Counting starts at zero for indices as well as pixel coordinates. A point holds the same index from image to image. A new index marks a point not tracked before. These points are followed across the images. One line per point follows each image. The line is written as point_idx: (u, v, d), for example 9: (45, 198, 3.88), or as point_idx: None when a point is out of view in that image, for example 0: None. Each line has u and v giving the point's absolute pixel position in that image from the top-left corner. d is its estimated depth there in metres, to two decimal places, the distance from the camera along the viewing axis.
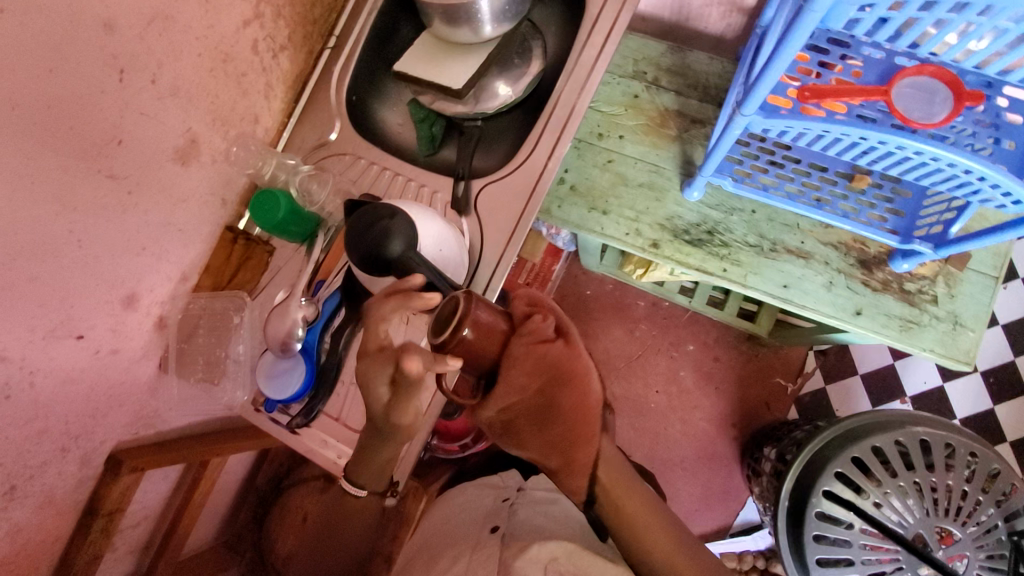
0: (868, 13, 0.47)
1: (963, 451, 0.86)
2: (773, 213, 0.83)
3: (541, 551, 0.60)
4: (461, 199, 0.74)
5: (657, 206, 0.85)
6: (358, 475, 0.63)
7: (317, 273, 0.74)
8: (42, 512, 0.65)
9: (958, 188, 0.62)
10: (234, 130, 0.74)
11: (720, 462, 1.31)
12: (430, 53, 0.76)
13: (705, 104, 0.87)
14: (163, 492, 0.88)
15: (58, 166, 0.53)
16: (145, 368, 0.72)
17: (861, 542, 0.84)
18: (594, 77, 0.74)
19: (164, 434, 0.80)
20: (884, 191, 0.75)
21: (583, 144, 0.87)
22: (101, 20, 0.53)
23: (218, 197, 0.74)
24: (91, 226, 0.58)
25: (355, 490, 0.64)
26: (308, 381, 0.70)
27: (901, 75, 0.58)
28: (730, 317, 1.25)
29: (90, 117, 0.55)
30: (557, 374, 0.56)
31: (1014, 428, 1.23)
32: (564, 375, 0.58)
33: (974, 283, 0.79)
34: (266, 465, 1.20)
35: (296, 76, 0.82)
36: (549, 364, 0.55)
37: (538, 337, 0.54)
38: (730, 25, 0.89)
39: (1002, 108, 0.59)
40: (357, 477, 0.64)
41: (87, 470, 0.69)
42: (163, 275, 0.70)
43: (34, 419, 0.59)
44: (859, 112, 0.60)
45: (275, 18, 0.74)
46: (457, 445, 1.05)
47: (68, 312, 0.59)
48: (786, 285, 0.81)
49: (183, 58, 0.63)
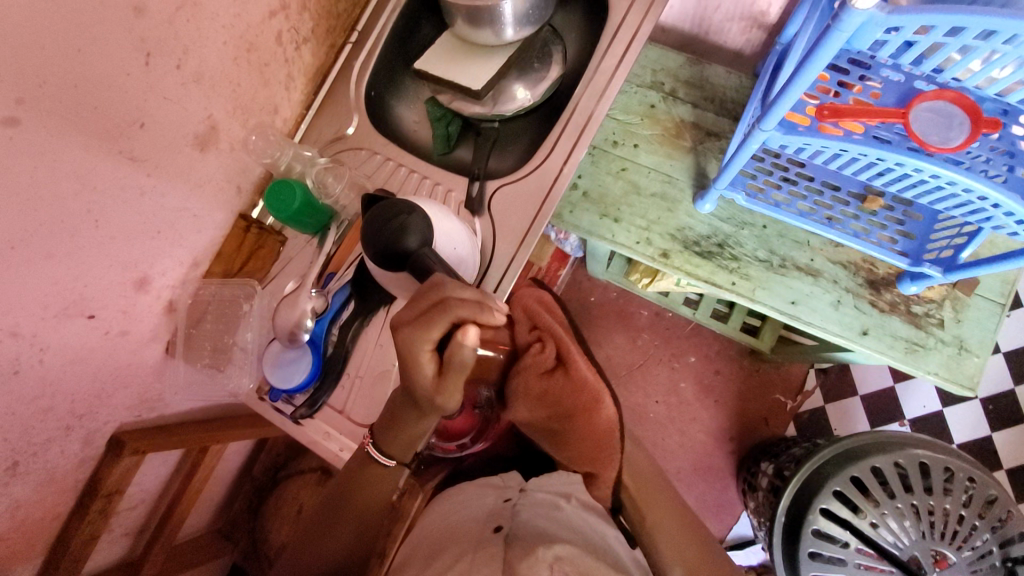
0: (894, 35, 0.47)
1: (962, 475, 0.86)
2: (784, 229, 0.83)
3: (544, 549, 0.58)
4: (475, 199, 0.75)
5: (668, 216, 0.85)
6: (391, 437, 0.65)
7: (328, 265, 0.74)
8: (43, 490, 0.65)
9: (971, 213, 0.62)
10: (253, 119, 0.74)
11: (716, 475, 1.31)
12: (451, 53, 0.77)
13: (721, 117, 0.88)
14: (162, 476, 0.88)
15: (80, 145, 0.54)
16: (152, 351, 0.73)
17: (857, 562, 0.84)
18: (614, 86, 0.75)
19: (165, 418, 0.81)
20: (897, 213, 0.75)
21: (597, 151, 0.87)
22: (131, 4, 0.53)
23: (233, 185, 0.75)
24: (108, 207, 0.59)
25: (385, 460, 0.67)
26: (314, 372, 0.71)
27: (919, 99, 0.58)
28: (734, 331, 1.25)
29: (115, 99, 0.55)
30: (578, 399, 0.74)
31: (1011, 456, 1.23)
32: (579, 398, 0.75)
33: (982, 308, 0.79)
34: (263, 455, 1.20)
35: (317, 69, 0.82)
36: (559, 391, 0.74)
37: (544, 366, 0.74)
38: (749, 41, 0.90)
39: (1017, 136, 0.59)
40: (387, 443, 0.66)
41: (88, 450, 0.70)
42: (176, 260, 0.70)
43: (40, 397, 0.60)
44: (875, 134, 0.60)
45: (300, 10, 0.75)
46: (455, 444, 1.02)
47: (81, 292, 0.59)
48: (794, 302, 0.81)
49: (210, 45, 0.63)
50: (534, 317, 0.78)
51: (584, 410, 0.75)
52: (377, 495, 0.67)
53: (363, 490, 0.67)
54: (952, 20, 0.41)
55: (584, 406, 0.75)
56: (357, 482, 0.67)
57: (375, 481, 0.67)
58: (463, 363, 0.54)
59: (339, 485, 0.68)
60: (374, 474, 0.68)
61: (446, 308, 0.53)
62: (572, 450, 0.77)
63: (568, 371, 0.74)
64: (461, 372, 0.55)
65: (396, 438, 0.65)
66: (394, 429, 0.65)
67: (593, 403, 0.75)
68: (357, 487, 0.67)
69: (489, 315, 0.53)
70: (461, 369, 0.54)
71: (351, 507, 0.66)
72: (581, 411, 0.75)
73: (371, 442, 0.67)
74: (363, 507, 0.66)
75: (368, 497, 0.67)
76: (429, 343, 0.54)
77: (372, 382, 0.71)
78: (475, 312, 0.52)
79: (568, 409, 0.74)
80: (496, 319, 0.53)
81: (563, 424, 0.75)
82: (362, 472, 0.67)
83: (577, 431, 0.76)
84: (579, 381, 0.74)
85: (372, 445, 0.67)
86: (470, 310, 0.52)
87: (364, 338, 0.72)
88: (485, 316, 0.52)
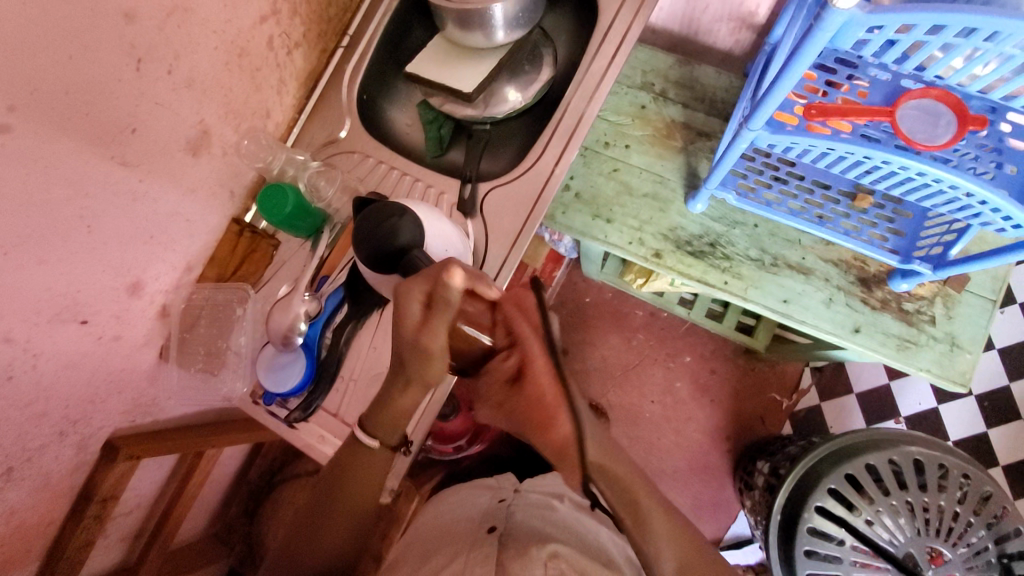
0: (876, 35, 0.48)
1: (957, 472, 0.86)
2: (775, 228, 0.83)
3: (539, 552, 0.58)
4: (467, 201, 0.75)
5: (661, 216, 0.85)
6: (377, 416, 0.62)
7: (321, 269, 0.74)
8: (38, 495, 0.65)
9: (959, 211, 0.63)
10: (245, 123, 0.74)
11: (712, 474, 1.31)
12: (443, 56, 0.78)
13: (712, 117, 0.88)
14: (158, 481, 0.88)
15: (72, 151, 0.54)
16: (146, 356, 0.73)
17: (852, 559, 0.84)
18: (604, 87, 0.75)
19: (159, 423, 0.81)
20: (887, 211, 0.76)
21: (589, 152, 0.88)
22: (122, 10, 0.54)
23: (226, 190, 0.75)
24: (100, 212, 0.59)
25: (370, 440, 0.62)
26: (308, 376, 0.71)
27: (906, 96, 0.58)
28: (728, 330, 1.25)
29: (106, 105, 0.56)
30: (531, 416, 0.55)
31: (1007, 452, 1.24)
32: (541, 412, 0.54)
33: (973, 305, 0.79)
34: (259, 459, 1.20)
35: (309, 74, 0.82)
36: (519, 410, 0.55)
37: (505, 377, 0.56)
38: (739, 41, 0.90)
39: (1005, 133, 0.59)
40: (374, 424, 0.62)
41: (83, 455, 0.70)
42: (168, 264, 0.70)
43: (34, 403, 0.59)
44: (863, 132, 0.61)
45: (291, 15, 0.75)
46: (451, 446, 1.05)
47: (74, 297, 0.59)
48: (786, 300, 0.81)
49: (201, 50, 0.64)
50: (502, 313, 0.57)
51: (542, 427, 0.55)
52: (369, 476, 0.63)
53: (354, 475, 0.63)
54: (932, 19, 0.42)
55: (544, 422, 0.55)
56: (347, 465, 0.63)
57: (364, 464, 0.63)
58: (447, 301, 0.53)
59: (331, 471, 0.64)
60: (365, 456, 0.63)
61: (443, 265, 0.54)
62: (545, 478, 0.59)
63: (528, 387, 0.54)
64: (446, 317, 0.53)
65: (383, 415, 0.61)
66: (382, 410, 0.62)
67: (550, 423, 0.54)
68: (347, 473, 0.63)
69: (487, 287, 0.56)
70: (443, 307, 0.53)
71: (344, 492, 0.62)
72: (539, 428, 0.55)
73: (358, 426, 0.63)
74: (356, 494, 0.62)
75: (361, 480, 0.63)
76: (420, 295, 0.54)
77: (366, 385, 0.72)
78: (474, 284, 0.55)
79: (528, 424, 0.55)
80: (492, 292, 0.56)
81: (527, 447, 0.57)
82: (351, 456, 0.63)
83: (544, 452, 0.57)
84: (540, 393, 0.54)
85: (359, 428, 0.63)
86: (468, 278, 0.55)
87: (358, 341, 0.72)
88: (482, 288, 0.56)
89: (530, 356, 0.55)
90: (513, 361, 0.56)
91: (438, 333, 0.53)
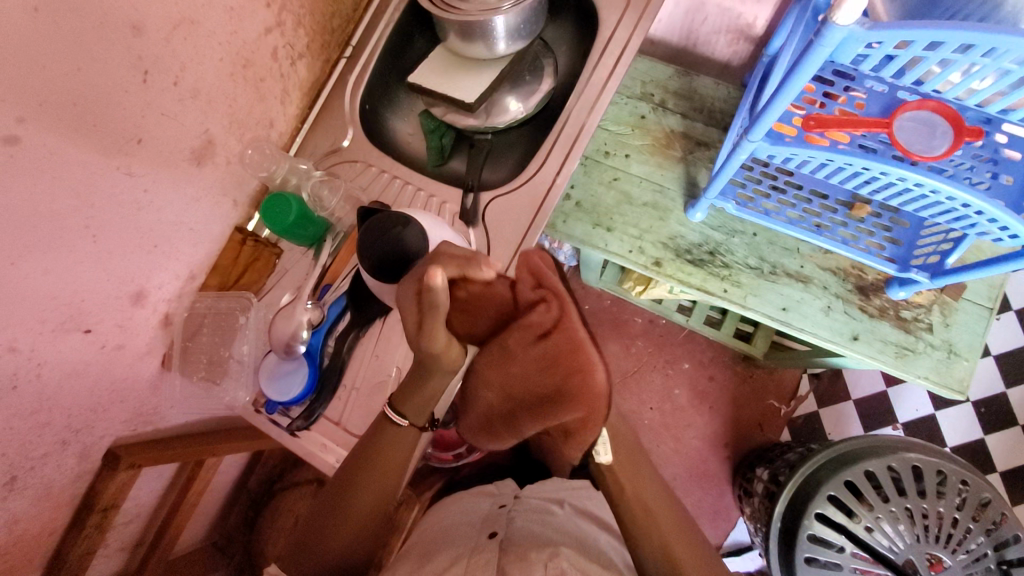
0: (876, 50, 0.48)
1: (954, 478, 0.87)
2: (773, 237, 0.84)
3: (541, 556, 0.58)
4: (469, 211, 0.76)
5: (660, 225, 0.86)
6: (413, 397, 0.65)
7: (324, 277, 0.74)
8: (40, 504, 0.65)
9: (956, 220, 0.64)
10: (249, 133, 0.75)
11: (711, 481, 1.31)
12: (444, 66, 0.78)
13: (710, 127, 0.89)
14: (158, 490, 0.87)
15: (78, 162, 0.54)
16: (148, 365, 0.73)
17: (852, 566, 0.84)
18: (604, 97, 0.76)
19: (160, 432, 0.80)
20: (884, 220, 0.77)
21: (590, 162, 0.89)
22: (129, 22, 0.54)
23: (229, 199, 0.75)
24: (105, 221, 0.59)
25: (399, 420, 0.65)
26: (309, 385, 0.71)
27: (902, 109, 0.60)
28: (726, 336, 1.26)
29: (114, 116, 0.56)
30: (576, 355, 0.62)
31: (1004, 458, 1.25)
32: (576, 361, 0.61)
33: (969, 312, 0.80)
34: (258, 467, 1.20)
35: (312, 84, 0.83)
36: (558, 357, 0.62)
37: (542, 328, 0.62)
38: (736, 53, 0.92)
39: (1000, 144, 0.62)
40: (405, 402, 0.65)
41: (85, 464, 0.69)
42: (172, 273, 0.71)
43: (38, 411, 0.60)
44: (860, 142, 0.62)
45: (295, 26, 0.76)
46: (451, 453, 1.05)
47: (78, 307, 0.59)
48: (785, 308, 0.82)
49: (207, 61, 0.64)
50: (534, 271, 0.66)
51: (580, 370, 0.62)
52: (398, 455, 0.66)
53: (382, 458, 0.65)
54: (930, 35, 0.42)
55: (582, 366, 0.61)
56: (373, 449, 0.65)
57: (391, 446, 0.65)
58: (434, 304, 0.56)
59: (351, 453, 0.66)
60: (391, 437, 0.65)
61: (424, 270, 0.58)
62: (564, 412, 0.63)
63: (564, 335, 0.62)
64: (437, 317, 0.58)
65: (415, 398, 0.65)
66: (413, 393, 0.65)
67: (592, 366, 0.62)
68: (375, 458, 0.65)
69: (475, 268, 0.59)
70: (432, 309, 0.57)
71: (372, 472, 0.65)
72: (576, 373, 0.62)
73: (386, 406, 0.64)
74: (380, 479, 0.65)
75: (388, 457, 0.65)
76: (414, 292, 0.58)
77: (369, 394, 0.72)
78: (462, 268, 0.59)
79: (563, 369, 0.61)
80: (477, 275, 0.59)
81: (555, 390, 0.62)
82: (375, 437, 0.65)
83: (573, 393, 0.62)
84: (577, 344, 0.62)
85: (388, 409, 0.65)
86: (455, 267, 0.59)
87: (360, 349, 0.73)
88: (471, 271, 0.59)
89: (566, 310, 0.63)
90: (553, 312, 0.63)
91: (439, 338, 0.60)
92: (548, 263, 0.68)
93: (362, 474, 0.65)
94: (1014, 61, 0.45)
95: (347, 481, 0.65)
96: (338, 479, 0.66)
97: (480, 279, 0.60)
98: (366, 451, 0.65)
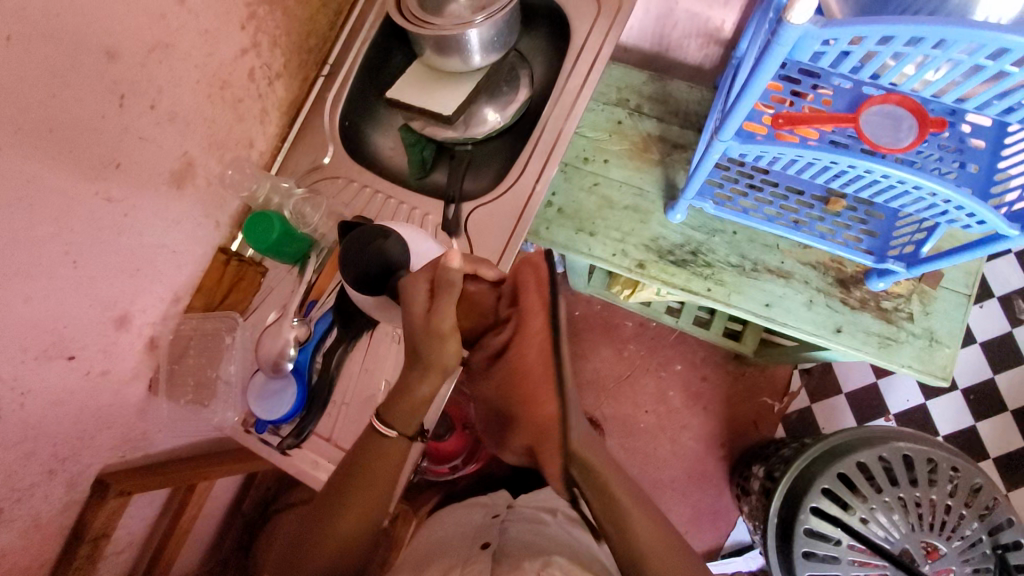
0: (832, 47, 0.49)
1: (945, 465, 0.87)
2: (753, 234, 0.85)
3: (534, 565, 0.58)
4: (451, 221, 0.76)
5: (642, 227, 0.87)
6: (396, 405, 0.60)
7: (310, 294, 0.75)
8: (26, 537, 0.63)
9: (928, 209, 0.65)
10: (229, 154, 0.75)
11: (709, 482, 1.31)
12: (421, 80, 0.79)
13: (686, 129, 0.91)
14: (150, 517, 0.86)
15: (57, 188, 0.54)
16: (135, 390, 0.72)
17: (849, 559, 0.85)
18: (580, 104, 0.77)
19: (150, 458, 0.80)
20: (860, 213, 0.78)
21: (570, 168, 0.90)
22: (104, 49, 0.55)
23: (211, 220, 0.76)
24: (86, 247, 0.59)
25: (387, 431, 0.61)
26: (299, 402, 0.71)
27: (868, 103, 0.61)
28: (716, 336, 1.27)
29: (91, 141, 0.56)
30: (524, 384, 0.54)
31: (996, 444, 1.26)
32: (521, 389, 0.54)
33: (948, 299, 0.82)
34: (253, 490, 1.19)
35: (291, 102, 0.84)
36: (507, 381, 0.55)
37: (495, 348, 0.57)
38: (707, 56, 0.93)
39: (965, 133, 0.64)
40: (391, 415, 0.61)
41: (73, 493, 0.68)
42: (155, 296, 0.71)
43: (22, 441, 0.59)
44: (830, 138, 0.64)
45: (271, 46, 0.77)
46: (447, 466, 1.04)
47: (60, 334, 0.59)
48: (768, 304, 0.83)
49: (183, 84, 0.65)
50: (517, 283, 0.57)
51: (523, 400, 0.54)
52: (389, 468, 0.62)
53: (370, 471, 0.61)
54: (882, 30, 0.43)
55: (524, 396, 0.54)
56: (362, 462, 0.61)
57: (382, 460, 0.62)
58: (447, 280, 0.56)
59: (341, 468, 0.62)
60: (381, 449, 0.61)
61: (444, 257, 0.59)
62: (519, 439, 0.57)
63: (513, 359, 0.55)
64: (451, 297, 0.56)
65: (401, 405, 0.60)
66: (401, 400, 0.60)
67: (532, 373, 0.54)
68: (363, 471, 0.61)
69: (488, 268, 0.62)
70: (447, 285, 0.56)
71: (361, 484, 0.61)
72: (517, 401, 0.54)
73: (375, 416, 0.61)
74: (370, 494, 0.61)
75: (378, 471, 0.61)
76: (425, 285, 0.58)
77: (359, 408, 0.72)
78: (474, 268, 0.61)
79: (515, 399, 0.54)
80: (488, 272, 0.61)
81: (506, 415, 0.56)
82: (364, 449, 0.62)
83: (522, 424, 0.55)
84: (528, 369, 0.54)
85: (375, 419, 0.61)
86: (469, 264, 0.61)
87: (349, 364, 0.73)
88: (482, 269, 0.61)
89: (525, 329, 0.55)
90: (506, 334, 0.56)
91: (447, 346, 0.57)
92: (542, 274, 0.57)
93: (353, 487, 0.61)
94: (964, 51, 0.46)
95: (336, 496, 0.61)
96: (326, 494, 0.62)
97: (490, 279, 0.61)
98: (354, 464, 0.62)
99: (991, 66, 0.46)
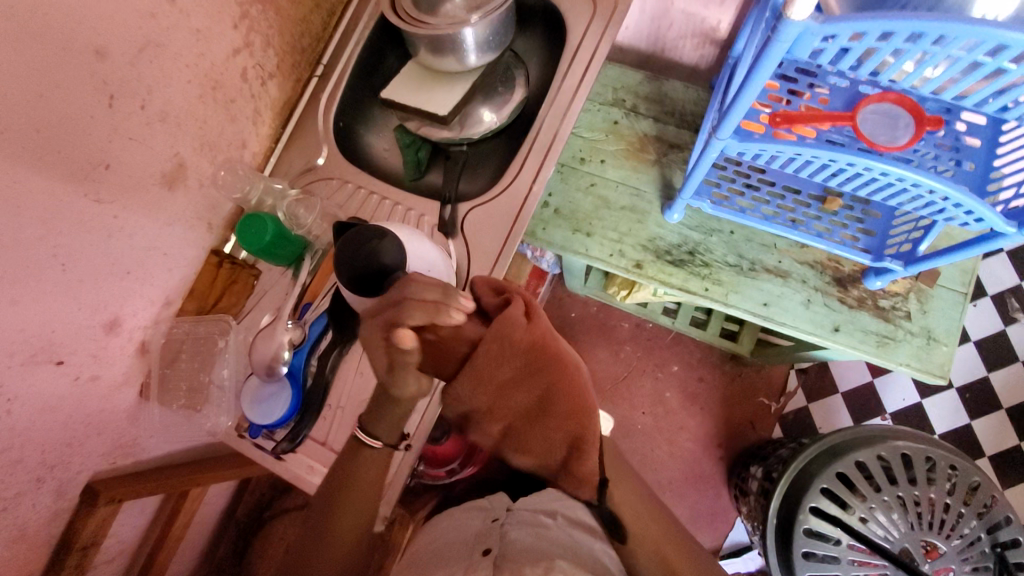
0: (832, 43, 0.48)
1: (944, 463, 0.87)
2: (750, 233, 0.85)
3: (536, 573, 0.60)
4: (448, 222, 0.76)
5: (639, 227, 0.87)
6: (381, 417, 0.61)
7: (304, 295, 0.74)
8: (12, 549, 0.62)
9: (925, 208, 0.65)
10: (221, 155, 0.74)
11: (707, 482, 1.31)
12: (416, 81, 0.79)
13: (682, 129, 0.91)
14: (140, 525, 0.85)
15: (45, 189, 0.53)
16: (125, 396, 0.71)
17: (849, 558, 0.84)
18: (575, 105, 0.77)
19: (141, 465, 0.78)
20: (856, 212, 0.78)
21: (566, 169, 0.89)
22: (93, 48, 0.54)
23: (203, 222, 0.74)
24: (74, 250, 0.58)
25: (371, 441, 0.62)
26: (293, 408, 0.69)
27: (866, 101, 0.62)
28: (713, 336, 1.27)
29: (79, 142, 0.55)
30: (556, 348, 0.57)
31: (990, 443, 1.26)
32: (554, 346, 0.56)
33: (944, 298, 0.82)
34: (245, 496, 1.17)
35: (284, 103, 0.83)
36: (545, 346, 0.55)
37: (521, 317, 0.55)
38: (703, 56, 0.93)
39: (960, 132, 0.64)
40: (373, 425, 0.62)
41: (61, 502, 0.67)
42: (146, 300, 0.69)
43: (8, 449, 0.57)
44: (828, 137, 0.64)
45: (264, 46, 0.76)
46: (444, 470, 1.03)
47: (48, 338, 0.58)
48: (766, 304, 0.83)
49: (173, 84, 0.64)
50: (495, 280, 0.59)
51: (558, 361, 0.56)
52: (373, 476, 0.63)
53: (357, 479, 0.63)
54: (882, 25, 0.43)
55: (557, 356, 0.56)
56: (349, 470, 0.63)
57: (371, 468, 0.63)
58: (403, 352, 0.52)
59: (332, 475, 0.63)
60: (368, 457, 0.63)
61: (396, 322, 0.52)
62: (563, 411, 0.57)
63: (542, 327, 0.56)
64: (408, 364, 0.53)
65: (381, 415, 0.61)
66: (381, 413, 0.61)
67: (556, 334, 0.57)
68: (349, 478, 0.62)
69: (444, 314, 0.52)
70: (402, 365, 0.53)
71: (348, 492, 0.62)
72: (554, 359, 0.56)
73: (358, 428, 0.62)
74: (362, 498, 0.63)
75: (368, 479, 0.63)
76: (382, 340, 0.53)
77: (354, 411, 0.71)
78: (431, 316, 0.52)
79: (556, 363, 0.56)
80: (450, 320, 0.52)
81: (548, 390, 0.56)
82: (352, 459, 0.63)
83: (565, 391, 0.57)
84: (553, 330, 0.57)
85: (359, 431, 0.62)
86: (424, 315, 0.52)
87: (344, 368, 0.72)
88: (442, 318, 0.52)
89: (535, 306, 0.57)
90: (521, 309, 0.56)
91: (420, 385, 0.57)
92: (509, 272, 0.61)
93: (346, 494, 0.62)
94: (963, 47, 0.45)
95: (330, 499, 0.63)
96: (321, 500, 0.64)
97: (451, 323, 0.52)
98: (345, 473, 0.63)
99: (990, 63, 0.46)
